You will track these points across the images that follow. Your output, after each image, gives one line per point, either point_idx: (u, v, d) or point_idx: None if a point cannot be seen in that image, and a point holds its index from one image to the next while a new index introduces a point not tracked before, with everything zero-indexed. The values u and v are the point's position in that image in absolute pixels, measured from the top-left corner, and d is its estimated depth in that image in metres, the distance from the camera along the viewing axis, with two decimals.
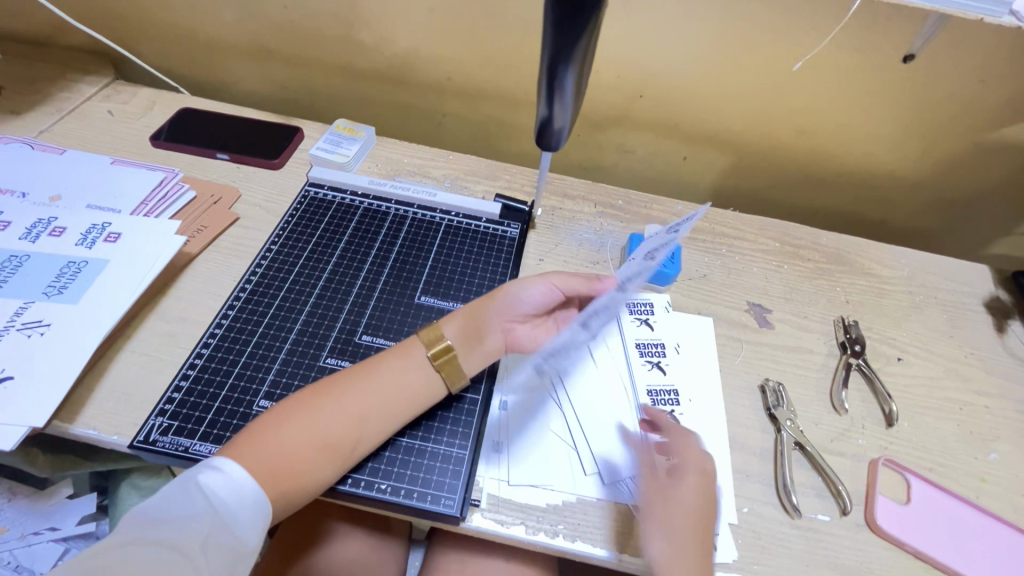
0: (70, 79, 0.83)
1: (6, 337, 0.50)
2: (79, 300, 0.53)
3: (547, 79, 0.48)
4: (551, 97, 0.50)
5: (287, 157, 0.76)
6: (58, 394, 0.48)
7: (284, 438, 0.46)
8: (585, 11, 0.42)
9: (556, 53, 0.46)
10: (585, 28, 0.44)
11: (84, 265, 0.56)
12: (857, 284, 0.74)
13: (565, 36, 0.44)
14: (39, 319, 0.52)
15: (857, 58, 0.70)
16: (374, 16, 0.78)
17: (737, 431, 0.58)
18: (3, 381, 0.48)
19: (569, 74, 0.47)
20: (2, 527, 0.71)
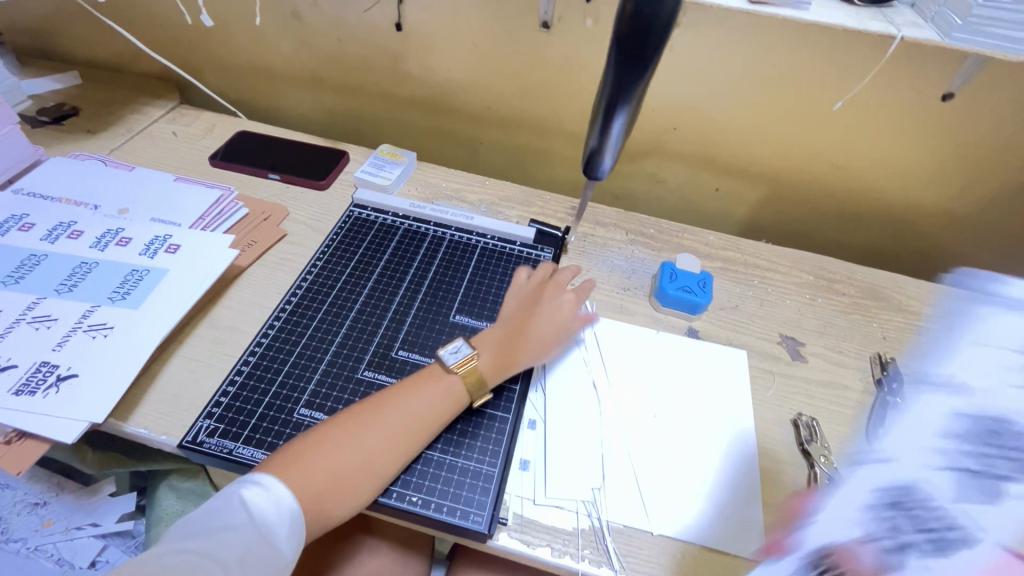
0: (141, 103, 0.91)
1: (73, 337, 0.54)
2: (139, 306, 0.57)
3: (602, 112, 0.50)
4: (603, 127, 0.51)
5: (333, 179, 0.80)
6: (117, 393, 0.51)
7: (325, 461, 0.46)
8: (648, 55, 0.45)
9: (616, 88, 0.47)
10: (647, 70, 0.46)
11: (146, 274, 0.60)
12: (894, 321, 0.73)
13: (626, 75, 0.46)
14: (103, 322, 0.55)
15: (895, 95, 0.71)
16: (422, 50, 0.83)
17: (768, 465, 0.57)
18: (69, 378, 0.51)
19: (625, 110, 0.49)
20: (48, 519, 0.75)
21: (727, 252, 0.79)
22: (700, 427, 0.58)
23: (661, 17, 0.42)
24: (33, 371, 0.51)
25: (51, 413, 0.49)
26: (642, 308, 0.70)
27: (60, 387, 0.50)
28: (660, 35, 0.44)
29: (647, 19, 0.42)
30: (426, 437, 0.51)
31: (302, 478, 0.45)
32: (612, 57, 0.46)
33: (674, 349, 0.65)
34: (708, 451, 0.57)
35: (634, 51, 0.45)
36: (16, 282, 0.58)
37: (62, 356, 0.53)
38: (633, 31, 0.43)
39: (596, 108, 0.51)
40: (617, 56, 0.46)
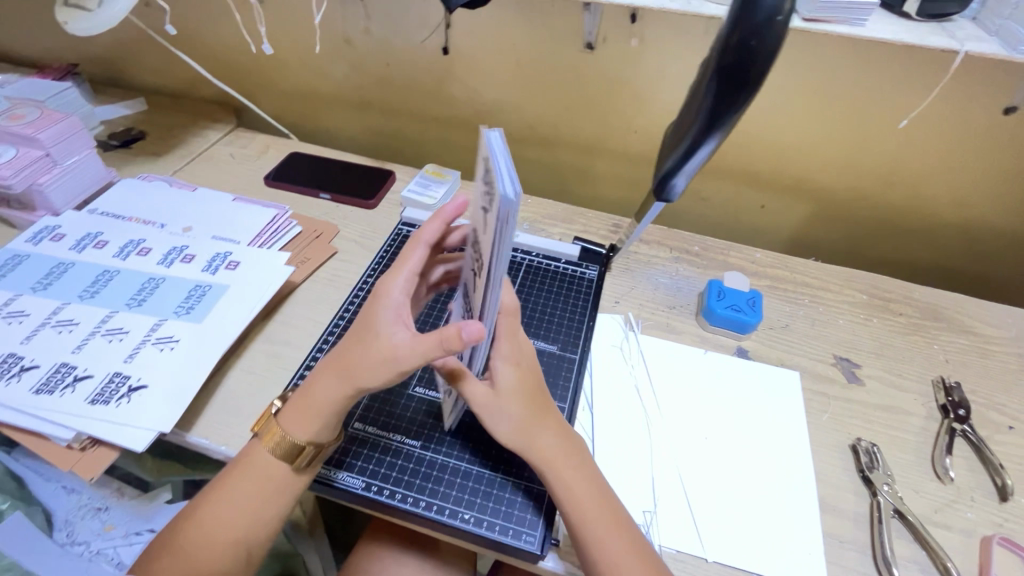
0: (201, 127, 0.96)
1: (142, 350, 0.57)
2: (203, 320, 0.60)
3: (692, 136, 0.50)
4: (688, 153, 0.51)
5: (381, 198, 0.83)
6: (183, 404, 0.53)
7: (219, 513, 0.46)
8: (749, 85, 0.45)
9: (711, 113, 0.47)
10: (746, 99, 0.46)
11: (209, 289, 0.63)
12: (956, 342, 0.70)
13: (725, 100, 0.46)
14: (169, 335, 0.58)
15: (953, 110, 0.69)
16: (467, 73, 0.85)
17: (826, 492, 0.55)
18: (139, 389, 0.54)
19: (718, 134, 0.48)
20: (110, 525, 0.77)
21: (775, 270, 0.77)
22: (752, 451, 0.57)
23: (767, 47, 0.43)
24: (106, 382, 0.54)
25: (123, 422, 0.51)
26: (688, 326, 0.69)
27: (131, 397, 0.53)
28: (763, 65, 0.44)
29: (753, 48, 0.43)
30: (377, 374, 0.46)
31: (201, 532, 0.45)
32: (711, 83, 0.46)
33: (723, 369, 0.64)
34: (762, 476, 0.55)
35: (734, 80, 0.45)
36: (91, 297, 0.61)
37: (133, 367, 0.55)
38: (736, 60, 0.44)
39: (683, 134, 0.51)
40: (717, 83, 0.46)
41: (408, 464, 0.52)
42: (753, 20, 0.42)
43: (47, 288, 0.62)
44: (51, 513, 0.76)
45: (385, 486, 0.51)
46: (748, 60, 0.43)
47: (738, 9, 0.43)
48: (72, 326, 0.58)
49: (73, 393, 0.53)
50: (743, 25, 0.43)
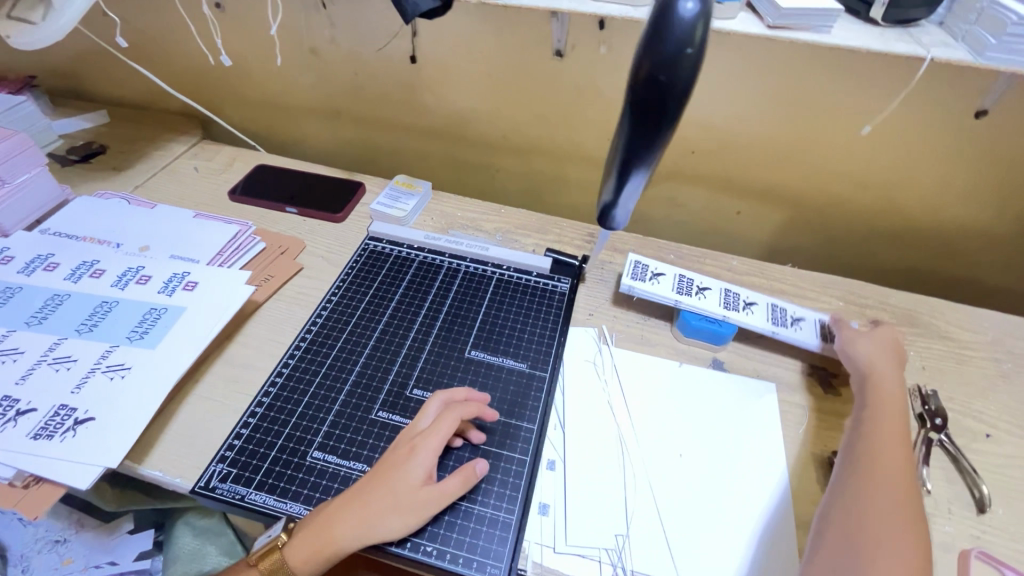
0: (164, 139, 0.93)
1: (90, 379, 0.54)
2: (157, 345, 0.57)
3: (617, 170, 0.45)
4: (617, 185, 0.46)
5: (349, 211, 0.81)
6: (133, 436, 0.50)
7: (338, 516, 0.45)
8: (668, 118, 0.40)
9: (631, 150, 0.42)
10: (667, 131, 0.41)
11: (164, 312, 0.60)
12: (933, 348, 0.69)
13: (645, 135, 0.41)
14: (120, 363, 0.55)
15: (924, 115, 0.68)
16: (436, 82, 0.84)
17: (803, 509, 0.54)
18: (85, 421, 0.51)
19: (643, 170, 0.44)
20: (68, 559, 0.74)
21: (751, 278, 0.76)
22: (725, 468, 0.56)
23: (681, 80, 0.38)
24: (51, 415, 0.51)
25: (68, 459, 0.49)
26: (663, 338, 0.68)
27: (77, 430, 0.50)
28: (680, 98, 0.39)
29: (664, 85, 0.38)
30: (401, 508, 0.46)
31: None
32: (626, 119, 0.41)
33: (698, 383, 0.63)
34: (734, 494, 0.54)
35: (650, 117, 0.40)
36: (39, 324, 0.59)
37: (80, 399, 0.53)
38: (649, 95, 0.39)
39: (608, 166, 0.46)
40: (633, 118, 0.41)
41: None
42: (662, 52, 0.37)
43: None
44: (7, 548, 0.76)
45: None
46: (663, 95, 0.39)
47: (647, 38, 0.38)
48: (17, 356, 0.56)
49: (16, 428, 0.50)
50: (652, 56, 0.38)
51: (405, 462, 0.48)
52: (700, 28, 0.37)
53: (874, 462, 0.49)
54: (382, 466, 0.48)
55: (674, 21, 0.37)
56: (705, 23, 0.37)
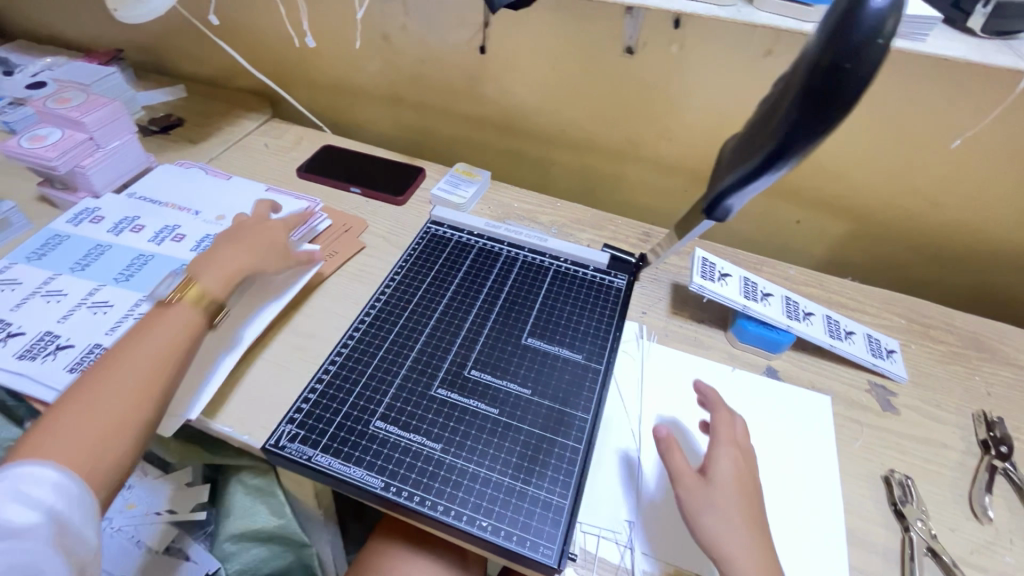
0: (238, 116, 0.97)
1: None
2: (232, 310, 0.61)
3: (763, 156, 0.44)
4: (756, 171, 0.46)
5: (410, 195, 0.83)
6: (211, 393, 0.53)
7: None
8: (835, 113, 0.40)
9: (790, 136, 0.42)
10: (830, 127, 0.41)
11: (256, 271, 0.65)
12: (1001, 375, 0.66)
13: (805, 124, 0.41)
14: (200, 323, 0.59)
15: (1012, 133, 0.65)
16: (504, 73, 0.85)
17: (854, 523, 0.53)
18: None
19: (792, 160, 0.43)
20: (130, 503, 0.79)
21: (810, 288, 0.75)
22: (777, 476, 0.56)
23: (860, 74, 0.38)
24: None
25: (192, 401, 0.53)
26: (717, 342, 0.67)
27: None
28: (854, 92, 0.39)
29: (844, 73, 0.38)
30: None
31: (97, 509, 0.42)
32: (792, 104, 0.41)
33: (753, 389, 0.62)
34: (784, 502, 0.54)
35: (817, 106, 0.40)
36: (126, 280, 0.63)
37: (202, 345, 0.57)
38: (822, 84, 0.39)
39: (753, 150, 0.46)
40: (799, 104, 0.41)
41: (427, 467, 0.50)
42: (849, 40, 0.37)
43: (84, 269, 0.64)
44: None
45: (405, 487, 0.49)
46: (838, 87, 0.38)
47: (835, 24, 0.38)
48: (106, 308, 0.59)
49: None
50: (836, 44, 0.38)
51: None
52: (892, 22, 0.36)
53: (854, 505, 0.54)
54: None
55: (865, 11, 0.36)
56: (897, 18, 0.36)
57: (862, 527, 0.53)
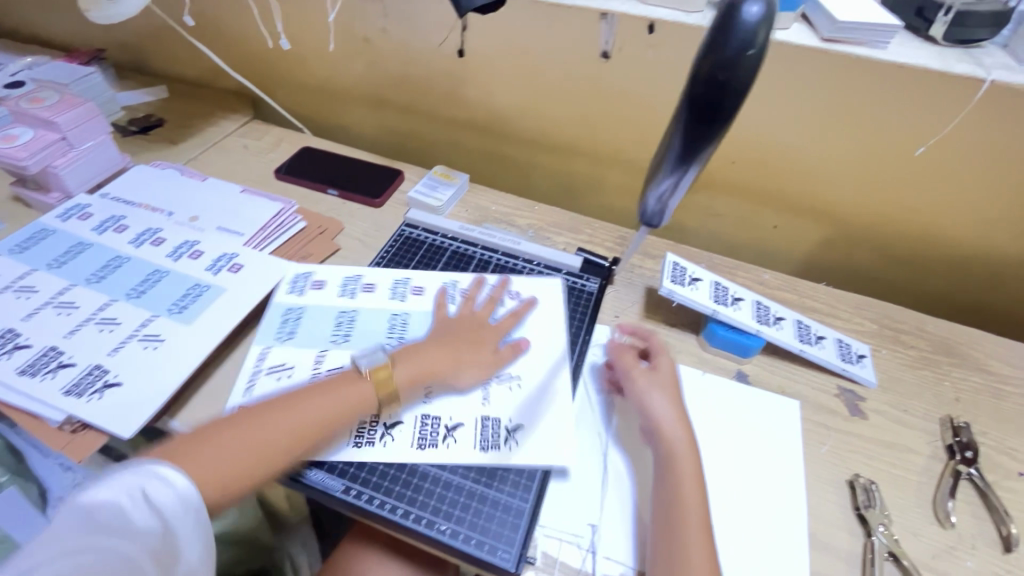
0: (219, 117, 0.97)
1: (127, 346, 0.56)
2: (193, 322, 0.59)
3: (669, 165, 0.47)
4: (667, 180, 0.48)
5: (387, 197, 0.83)
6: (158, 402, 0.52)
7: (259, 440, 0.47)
8: (722, 117, 0.42)
9: (687, 143, 0.44)
10: (720, 130, 0.43)
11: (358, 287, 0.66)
12: (970, 381, 0.67)
13: (701, 132, 0.44)
14: (158, 333, 0.58)
15: (979, 141, 0.66)
16: (482, 77, 0.85)
17: (818, 528, 0.53)
18: (113, 386, 0.53)
19: (696, 163, 0.46)
20: None
21: (784, 293, 0.75)
22: (743, 481, 0.56)
23: (738, 81, 0.40)
24: (86, 373, 0.54)
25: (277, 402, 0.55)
26: (688, 346, 0.67)
27: (103, 393, 0.52)
28: (736, 98, 0.41)
29: (724, 83, 0.40)
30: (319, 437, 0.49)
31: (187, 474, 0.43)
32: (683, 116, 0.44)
33: (722, 393, 0.63)
34: (748, 505, 0.54)
35: (707, 114, 0.42)
36: (97, 282, 0.62)
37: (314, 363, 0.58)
38: (706, 94, 0.41)
39: (659, 161, 0.48)
40: (690, 115, 0.43)
41: (389, 469, 0.51)
42: (724, 53, 0.39)
43: (23, 251, 0.65)
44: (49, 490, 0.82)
45: (365, 490, 0.49)
46: (723, 95, 0.41)
47: (709, 39, 0.40)
48: (71, 310, 0.59)
49: (53, 380, 0.53)
50: (712, 57, 0.40)
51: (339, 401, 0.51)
52: (762, 32, 0.39)
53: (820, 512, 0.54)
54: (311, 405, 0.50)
55: (736, 25, 0.39)
56: (767, 27, 0.39)
57: (827, 531, 0.53)
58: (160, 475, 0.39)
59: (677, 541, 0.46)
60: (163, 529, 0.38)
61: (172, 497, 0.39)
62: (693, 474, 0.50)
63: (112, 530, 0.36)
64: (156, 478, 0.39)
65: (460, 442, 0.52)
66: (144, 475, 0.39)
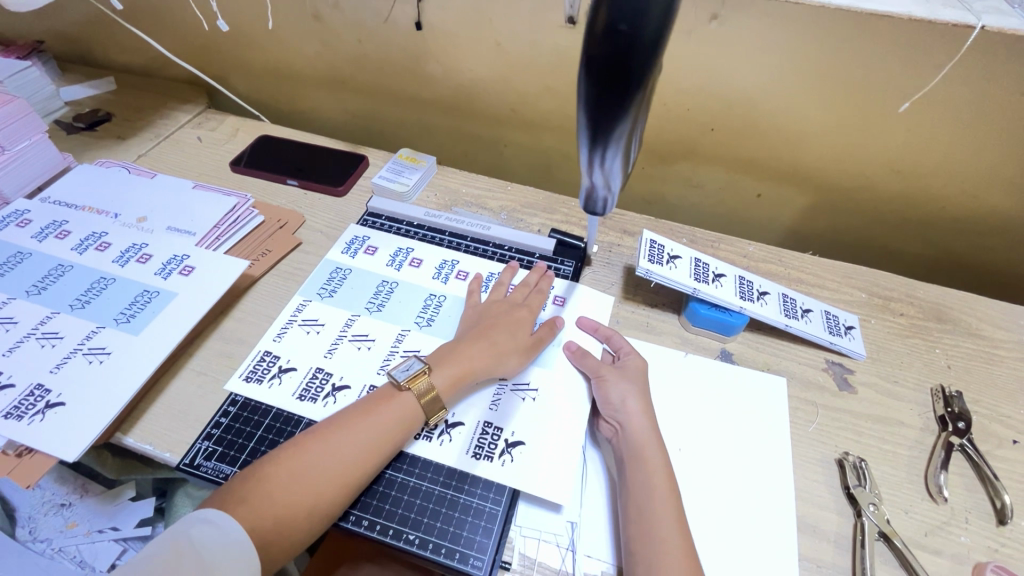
0: (170, 107, 0.92)
1: (71, 361, 0.53)
2: (140, 332, 0.55)
3: (592, 135, 0.43)
4: (592, 151, 0.44)
5: (351, 184, 0.78)
6: (103, 421, 0.49)
7: (283, 482, 0.44)
8: (636, 76, 0.38)
9: (602, 108, 0.40)
10: (636, 90, 0.39)
11: (396, 286, 0.63)
12: (961, 347, 0.64)
13: (614, 95, 0.39)
14: (102, 346, 0.54)
15: (969, 95, 0.61)
16: (443, 51, 0.80)
17: (806, 510, 0.51)
18: (56, 406, 0.50)
19: (619, 131, 0.42)
20: (73, 522, 0.80)
21: (768, 265, 0.72)
22: (724, 465, 0.53)
23: (643, 33, 0.36)
24: (26, 394, 0.51)
25: (278, 401, 0.53)
26: (669, 327, 0.64)
27: (46, 415, 0.49)
28: (647, 54, 0.37)
29: (627, 35, 0.36)
30: (351, 473, 0.46)
31: (246, 517, 0.42)
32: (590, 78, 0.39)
33: (703, 375, 0.60)
34: (727, 487, 0.52)
35: (616, 74, 0.38)
36: (38, 294, 0.58)
37: (334, 364, 0.56)
38: (610, 52, 0.37)
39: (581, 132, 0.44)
40: (598, 77, 0.39)
41: None
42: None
43: None
44: (15, 510, 0.81)
45: None
46: (629, 51, 0.37)
47: None
48: (10, 325, 0.55)
49: None
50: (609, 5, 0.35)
51: (361, 429, 0.47)
52: None
53: (808, 495, 0.52)
54: (332, 434, 0.47)
55: None
56: None
57: (814, 513, 0.51)
58: (201, 516, 0.42)
59: (649, 550, 0.43)
60: (200, 567, 0.39)
61: (210, 535, 0.41)
62: (665, 478, 0.47)
63: (161, 568, 0.40)
64: (202, 519, 0.42)
65: (453, 441, 0.51)
66: (196, 518, 0.42)
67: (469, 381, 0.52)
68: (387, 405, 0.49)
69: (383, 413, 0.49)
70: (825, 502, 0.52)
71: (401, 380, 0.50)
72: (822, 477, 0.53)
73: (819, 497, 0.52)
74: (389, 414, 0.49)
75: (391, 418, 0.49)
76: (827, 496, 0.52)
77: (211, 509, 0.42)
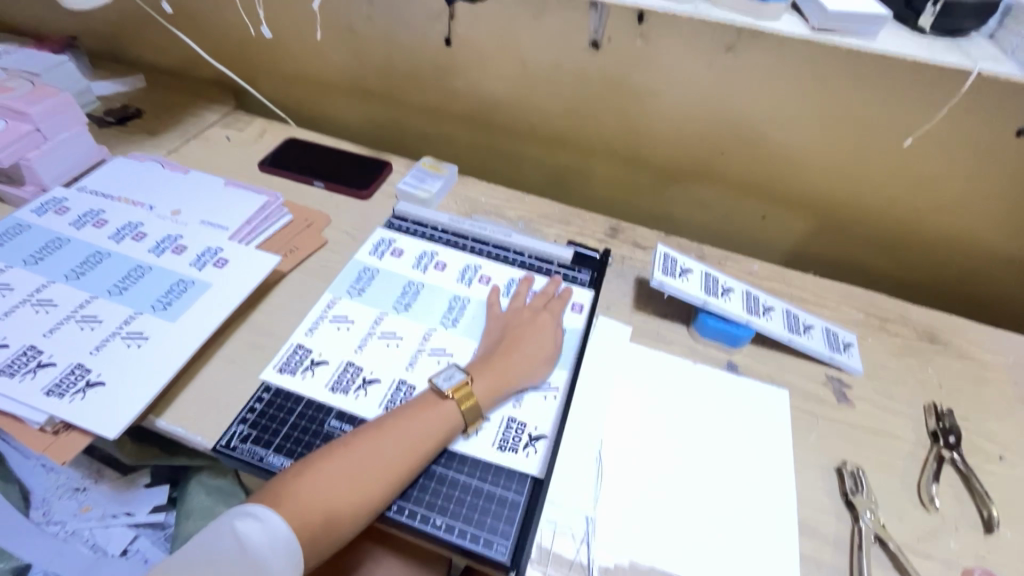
0: (199, 107, 0.95)
1: (110, 344, 0.55)
2: (176, 319, 0.58)
3: None
4: None
5: (375, 189, 0.82)
6: (141, 402, 0.51)
7: (328, 481, 0.46)
8: None
9: None
10: None
11: (422, 288, 0.66)
12: (952, 367, 0.68)
13: None
14: (141, 331, 0.56)
15: (963, 132, 0.66)
16: (469, 66, 0.84)
17: (807, 514, 0.54)
18: (96, 385, 0.52)
19: None
20: (87, 506, 0.82)
21: (772, 283, 0.76)
22: (731, 467, 0.56)
23: None
24: (67, 372, 0.52)
25: (312, 392, 0.56)
26: (679, 337, 0.68)
27: (86, 393, 0.51)
28: None
29: None
30: (395, 474, 0.48)
31: (294, 512, 0.44)
32: None
33: (711, 381, 0.63)
34: (736, 490, 0.55)
35: None
36: (77, 278, 0.60)
37: (364, 359, 0.58)
38: None
39: None
40: None
41: None
42: None
43: None
44: (30, 491, 0.82)
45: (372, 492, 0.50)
46: None
47: None
48: (50, 308, 0.57)
49: (33, 380, 0.52)
50: None
51: (406, 432, 0.49)
52: None
53: (809, 500, 0.55)
54: (377, 436, 0.49)
55: None
56: None
57: (814, 518, 0.54)
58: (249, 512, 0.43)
59: None
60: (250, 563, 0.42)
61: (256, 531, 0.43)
62: None
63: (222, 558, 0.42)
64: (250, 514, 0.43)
65: (481, 435, 0.54)
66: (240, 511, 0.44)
67: (506, 391, 0.55)
68: (429, 410, 0.51)
69: (426, 417, 0.51)
70: (824, 507, 0.55)
71: (444, 389, 0.52)
72: (821, 484, 0.56)
73: (818, 503, 0.55)
74: (431, 418, 0.51)
75: (434, 421, 0.51)
76: (825, 500, 0.55)
77: (258, 506, 0.44)
